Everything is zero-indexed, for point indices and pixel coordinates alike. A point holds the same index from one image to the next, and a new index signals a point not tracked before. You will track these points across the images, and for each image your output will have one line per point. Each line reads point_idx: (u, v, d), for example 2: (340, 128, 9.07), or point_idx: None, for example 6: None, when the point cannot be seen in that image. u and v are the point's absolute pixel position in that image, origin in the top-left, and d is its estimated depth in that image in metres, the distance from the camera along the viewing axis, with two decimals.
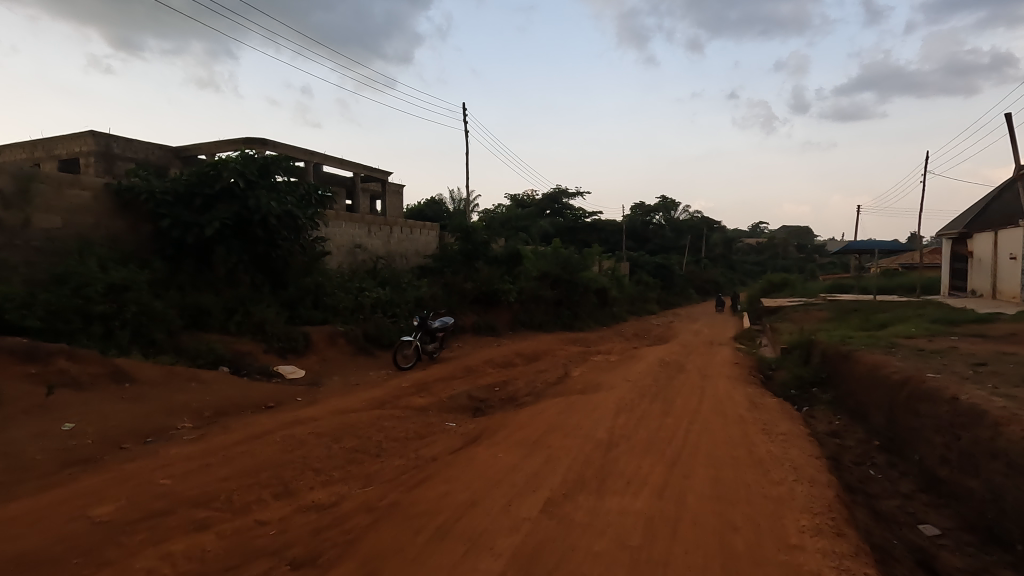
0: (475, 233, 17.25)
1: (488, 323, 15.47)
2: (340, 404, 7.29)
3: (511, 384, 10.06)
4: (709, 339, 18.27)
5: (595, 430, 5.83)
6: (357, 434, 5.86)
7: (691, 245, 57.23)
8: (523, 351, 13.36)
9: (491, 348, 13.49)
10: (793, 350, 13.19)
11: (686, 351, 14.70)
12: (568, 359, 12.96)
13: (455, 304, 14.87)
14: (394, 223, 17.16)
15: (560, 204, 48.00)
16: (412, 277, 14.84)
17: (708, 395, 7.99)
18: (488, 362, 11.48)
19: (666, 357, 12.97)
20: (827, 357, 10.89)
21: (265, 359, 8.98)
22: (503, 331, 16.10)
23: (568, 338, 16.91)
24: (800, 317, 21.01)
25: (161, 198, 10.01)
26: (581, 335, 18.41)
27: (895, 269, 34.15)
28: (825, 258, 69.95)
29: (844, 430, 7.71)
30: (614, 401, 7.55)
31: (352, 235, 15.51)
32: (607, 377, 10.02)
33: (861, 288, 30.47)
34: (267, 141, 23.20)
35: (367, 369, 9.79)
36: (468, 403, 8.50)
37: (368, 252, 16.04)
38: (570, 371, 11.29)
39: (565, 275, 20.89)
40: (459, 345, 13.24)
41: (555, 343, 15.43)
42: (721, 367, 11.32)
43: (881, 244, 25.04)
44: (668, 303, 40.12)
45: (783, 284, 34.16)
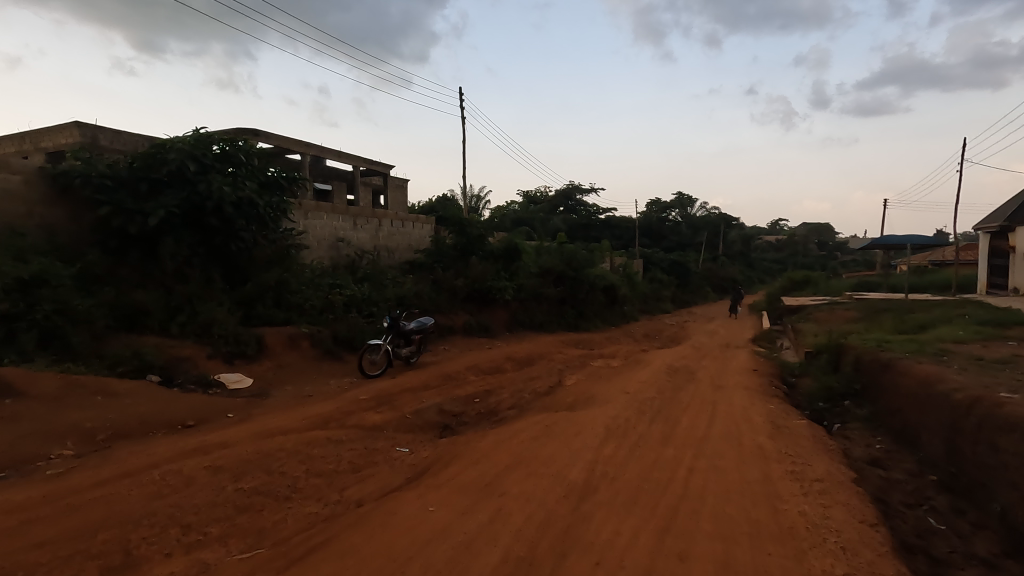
0: (469, 226, 15.94)
1: (481, 324, 14.21)
2: (274, 423, 6.10)
3: (494, 395, 8.78)
4: (726, 341, 16.79)
5: (570, 466, 4.54)
6: (269, 469, 4.64)
7: (708, 241, 55.31)
8: (515, 355, 12.08)
9: (481, 351, 12.24)
10: (820, 355, 11.70)
11: (699, 355, 13.28)
12: (565, 364, 11.65)
13: (444, 303, 13.63)
14: (383, 216, 15.98)
15: (573, 200, 46.49)
16: (398, 274, 13.63)
17: (720, 413, 6.62)
18: (472, 368, 10.22)
19: (675, 363, 11.57)
20: (861, 365, 9.43)
21: (206, 366, 7.82)
22: (498, 332, 14.84)
23: (571, 340, 15.57)
24: (826, 317, 19.38)
25: (100, 184, 8.91)
26: (585, 336, 17.06)
27: (925, 266, 32.17)
28: (849, 256, 67.34)
29: (888, 459, 6.29)
30: (604, 420, 6.23)
31: (335, 228, 14.38)
32: (603, 386, 8.70)
33: (889, 286, 28.58)
34: (259, 132, 22.26)
35: (329, 377, 8.61)
36: (436, 419, 7.26)
37: (354, 247, 14.88)
38: (564, 379, 9.97)
39: (569, 272, 19.49)
40: (445, 348, 12.01)
41: (554, 345, 14.12)
42: (739, 375, 9.89)
43: (914, 240, 23.22)
44: (683, 301, 38.47)
45: (806, 282, 32.36)
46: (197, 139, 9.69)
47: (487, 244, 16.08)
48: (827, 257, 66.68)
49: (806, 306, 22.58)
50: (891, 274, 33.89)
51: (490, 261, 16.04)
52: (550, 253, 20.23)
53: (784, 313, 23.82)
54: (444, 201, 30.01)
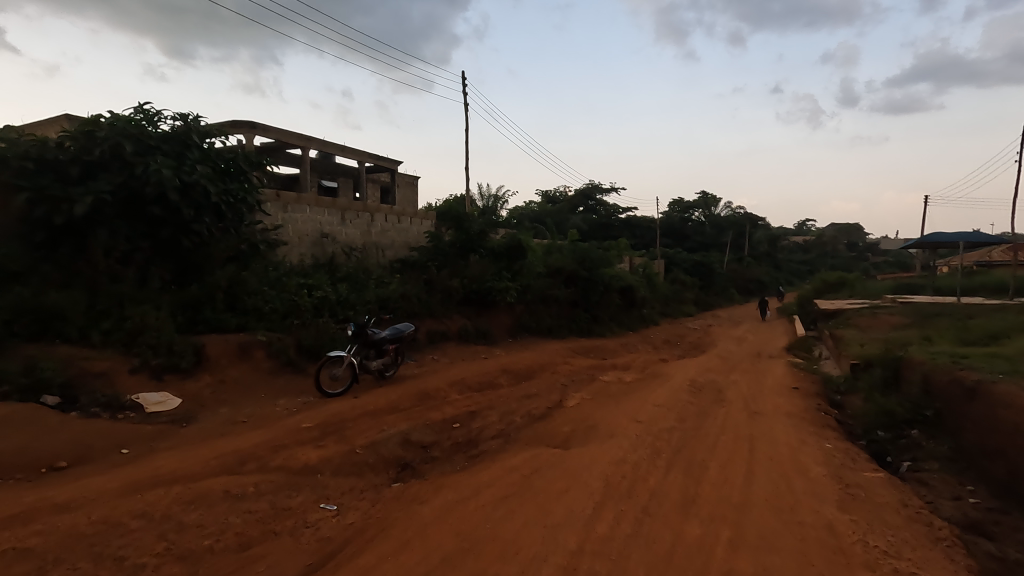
0: (467, 221, 14.45)
1: (479, 329, 12.71)
2: (172, 465, 4.69)
3: (477, 420, 7.27)
4: (756, 349, 15.00)
5: (539, 564, 3.04)
6: (104, 555, 3.20)
7: (733, 241, 52.94)
8: (514, 366, 10.55)
9: (475, 362, 10.74)
10: (874, 370, 9.90)
11: (728, 367, 11.56)
12: (571, 378, 10.08)
13: (436, 306, 12.16)
14: (376, 210, 14.64)
15: (592, 200, 44.77)
16: (385, 274, 12.23)
17: (761, 459, 5.00)
18: (459, 382, 8.73)
19: (700, 377, 9.90)
20: (932, 386, 7.65)
21: (127, 383, 6.48)
22: (499, 339, 13.32)
23: (581, 348, 13.96)
24: (868, 324, 17.39)
25: (23, 166, 7.67)
26: (598, 343, 15.44)
27: (972, 267, 29.70)
28: (883, 257, 64.09)
29: (996, 526, 4.59)
30: (605, 467, 4.70)
31: (321, 223, 13.09)
32: (611, 410, 7.13)
33: (934, 288, 26.26)
34: (254, 125, 21.35)
35: (280, 396, 7.19)
36: (395, 455, 5.79)
37: (342, 244, 13.57)
38: (566, 398, 8.41)
39: (581, 272, 17.86)
40: (433, 359, 10.54)
41: (561, 354, 12.56)
42: (778, 395, 8.19)
43: (967, 238, 20.91)
44: (707, 304, 36.45)
45: (841, 284, 30.10)
46: (141, 117, 8.42)
47: (489, 241, 14.57)
48: (859, 258, 63.59)
49: (844, 310, 20.53)
50: (934, 275, 31.34)
51: (493, 259, 14.53)
52: (561, 252, 18.60)
53: (820, 317, 21.81)
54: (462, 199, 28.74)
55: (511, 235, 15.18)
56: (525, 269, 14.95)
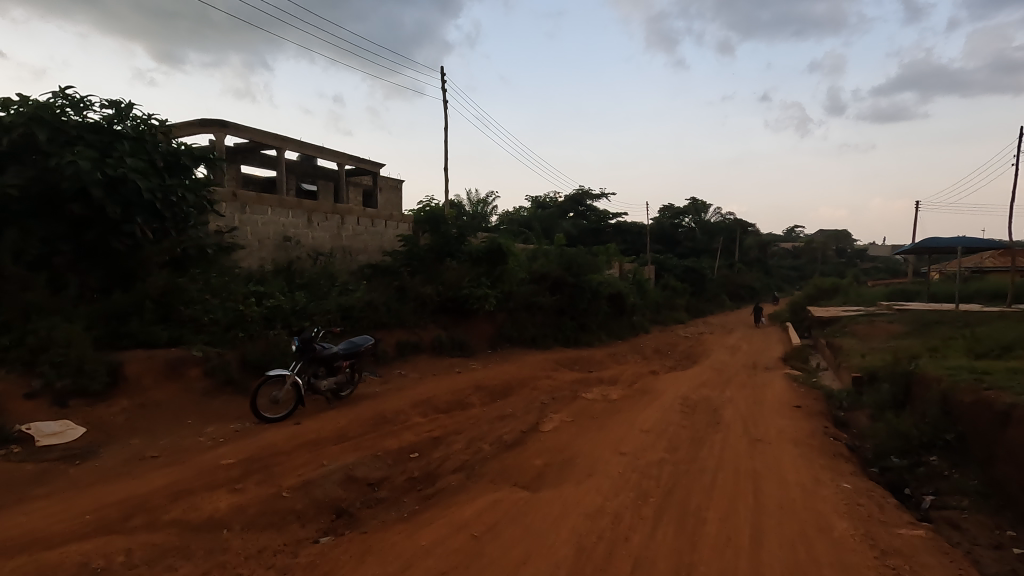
0: (447, 224, 13.41)
1: (455, 339, 11.76)
2: (31, 525, 3.71)
3: (439, 450, 6.32)
4: (752, 360, 14.16)
5: None
6: None
7: (724, 247, 52.39)
8: (489, 381, 9.60)
9: (447, 377, 9.78)
10: (882, 385, 9.05)
11: (723, 380, 10.69)
12: (552, 395, 9.15)
13: (408, 315, 11.19)
14: (346, 212, 13.70)
15: (583, 206, 44.07)
16: (352, 281, 11.28)
17: (769, 508, 4.11)
18: (424, 401, 7.78)
19: (693, 394, 9.01)
20: (954, 408, 6.79)
21: (19, 411, 5.48)
22: (478, 350, 12.38)
23: (566, 359, 13.05)
24: (867, 333, 16.62)
25: None
26: (585, 354, 14.54)
27: (966, 272, 29.14)
28: (873, 263, 63.91)
29: None
30: (577, 523, 3.80)
31: (283, 225, 12.10)
32: (593, 436, 6.22)
33: (930, 294, 25.64)
34: (227, 124, 20.45)
35: (209, 423, 6.21)
36: (332, 498, 4.84)
37: (307, 248, 12.61)
38: (543, 420, 7.48)
39: (567, 277, 16.94)
40: (401, 374, 9.57)
41: (544, 366, 11.63)
42: (780, 417, 7.32)
43: (965, 243, 20.21)
44: (699, 311, 35.71)
45: (834, 291, 29.43)
46: (63, 103, 7.47)
47: (468, 245, 13.58)
48: (849, 264, 63.38)
49: (840, 317, 19.76)
50: (928, 282, 30.75)
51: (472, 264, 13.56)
52: (545, 258, 17.68)
53: (815, 325, 21.05)
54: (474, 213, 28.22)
55: (492, 239, 14.18)
56: (506, 276, 14.02)
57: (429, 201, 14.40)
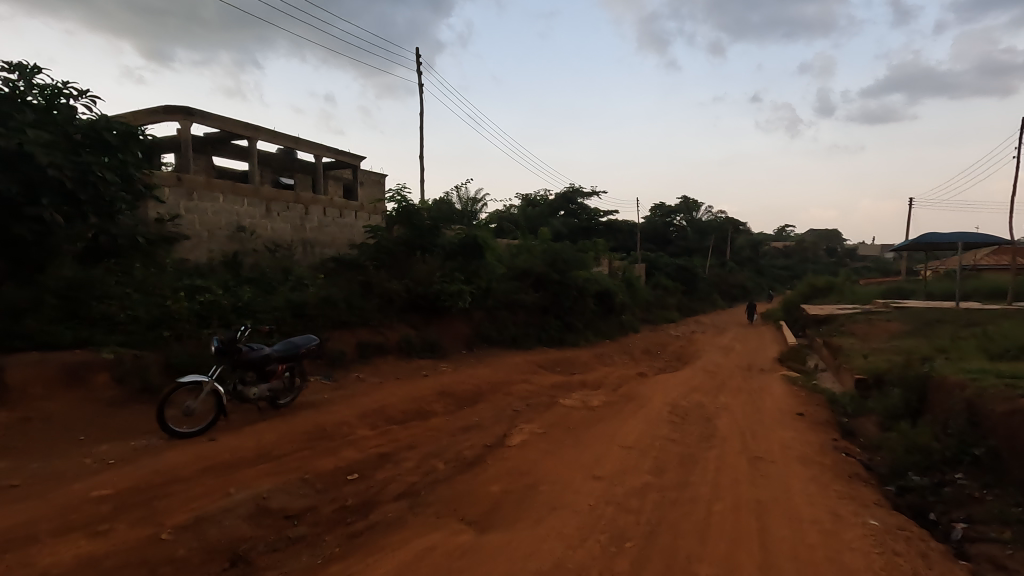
0: (421, 214, 12.30)
1: (426, 339, 10.79)
2: None
3: (384, 471, 5.35)
4: (746, 361, 13.30)
5: None
6: None
7: (716, 246, 51.70)
8: (458, 386, 8.64)
9: (411, 381, 8.80)
10: (892, 390, 8.19)
11: (716, 384, 9.78)
12: (527, 401, 8.20)
13: (372, 312, 10.20)
14: (311, 202, 12.69)
15: (574, 204, 43.17)
16: (311, 275, 10.27)
17: (783, 563, 3.17)
18: (377, 410, 6.80)
19: (683, 400, 8.10)
20: (983, 418, 5.92)
21: None
22: (451, 351, 11.42)
23: (547, 360, 12.12)
24: (866, 332, 15.80)
25: None
26: (568, 354, 13.61)
27: (962, 269, 28.53)
28: (864, 262, 63.56)
29: None
30: None
31: (238, 214, 11.10)
32: (565, 454, 5.26)
33: (927, 291, 24.96)
34: (193, 111, 19.35)
35: (108, 439, 5.20)
36: (231, 538, 3.86)
37: (265, 240, 11.60)
38: (512, 432, 6.53)
39: (551, 274, 15.99)
40: (359, 378, 8.59)
41: (523, 368, 10.69)
42: (782, 428, 6.41)
43: (966, 238, 19.46)
44: (690, 310, 34.94)
45: (829, 289, 28.70)
46: None
47: (442, 237, 12.55)
48: (840, 263, 62.97)
49: (837, 316, 18.96)
50: (923, 279, 30.11)
51: (446, 258, 12.57)
52: (526, 254, 16.69)
53: (810, 324, 20.24)
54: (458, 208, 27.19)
55: (467, 233, 13.16)
56: (482, 271, 13.00)
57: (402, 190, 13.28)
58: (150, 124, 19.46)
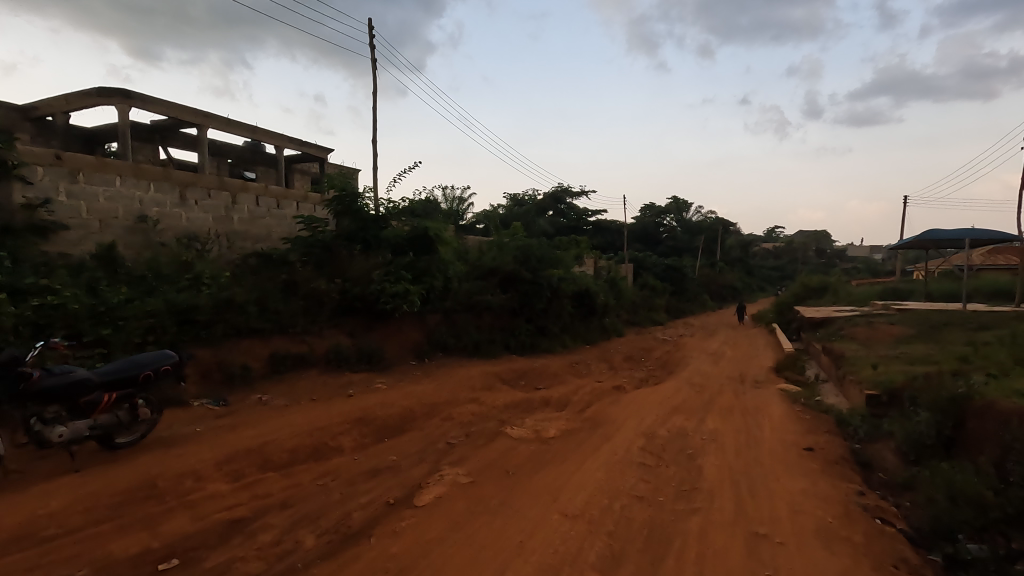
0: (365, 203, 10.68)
1: (362, 348, 9.13)
2: None
3: (222, 551, 3.69)
4: (737, 370, 11.77)
5: None
6: None
7: (706, 246, 50.47)
8: (386, 408, 6.99)
9: (329, 403, 7.12)
10: (919, 414, 6.66)
11: (703, 403, 8.20)
12: (467, 430, 6.57)
13: (293, 318, 8.52)
14: (239, 188, 11.03)
15: (563, 204, 41.70)
16: (220, 270, 8.56)
17: None
18: (256, 447, 5.15)
19: (660, 426, 6.52)
20: None
21: None
22: (396, 362, 9.76)
23: (509, 371, 10.50)
24: (869, 337, 14.36)
25: None
26: (537, 363, 12.01)
27: (960, 269, 27.34)
28: (854, 263, 62.68)
29: None
30: None
31: (141, 200, 9.39)
32: (481, 529, 3.65)
33: (925, 293, 23.69)
34: (131, 95, 17.53)
35: None
36: None
37: (177, 231, 9.89)
38: (430, 481, 4.89)
39: (522, 271, 14.35)
40: (261, 400, 6.91)
41: (477, 382, 9.06)
42: (786, 475, 4.83)
43: (972, 235, 18.13)
44: (678, 312, 33.50)
45: (824, 290, 27.34)
46: None
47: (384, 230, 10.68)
48: (830, 264, 62.05)
49: (835, 319, 17.53)
50: (921, 280, 28.90)
51: (392, 253, 10.90)
52: (494, 249, 15.02)
53: (806, 327, 18.81)
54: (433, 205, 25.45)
55: (415, 223, 11.09)
56: (435, 270, 11.15)
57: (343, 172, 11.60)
58: (84, 107, 17.57)
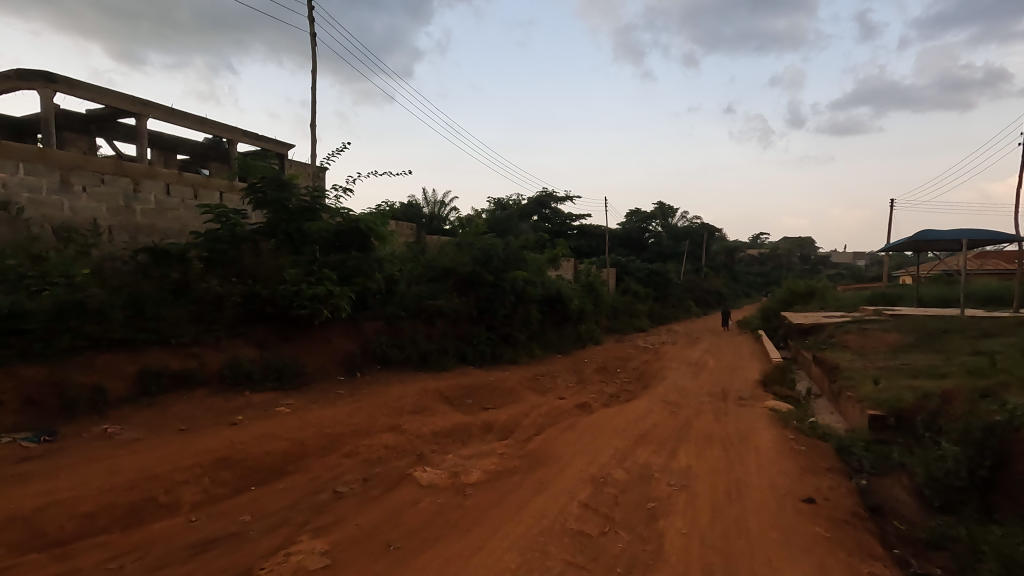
0: (287, 190, 9.08)
1: (271, 363, 7.58)
2: None
3: None
4: (720, 384, 10.39)
5: None
6: None
7: (690, 251, 49.47)
8: (270, 439, 5.42)
9: (198, 435, 5.55)
10: (945, 446, 5.27)
11: (677, 428, 6.77)
12: (368, 473, 5.05)
13: (178, 326, 6.96)
14: (142, 173, 9.46)
15: (547, 209, 40.34)
16: (87, 266, 6.95)
17: None
18: (29, 514, 3.62)
19: (618, 466, 5.05)
20: None
21: None
22: (317, 378, 8.23)
23: (456, 387, 9.02)
24: (863, 346, 13.11)
25: None
26: (494, 377, 10.54)
27: (950, 272, 26.38)
28: (838, 269, 62.20)
29: None
30: None
31: (5, 184, 7.79)
32: None
33: (917, 298, 22.62)
34: (54, 78, 15.80)
35: None
36: None
37: (55, 221, 8.29)
38: (269, 564, 3.38)
39: (483, 273, 12.88)
40: (106, 431, 5.36)
41: (410, 402, 7.55)
42: (780, 558, 3.39)
43: (969, 236, 17.03)
44: (661, 318, 32.25)
45: (811, 294, 26.19)
46: None
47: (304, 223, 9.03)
48: (815, 270, 61.48)
49: (825, 325, 16.29)
50: (910, 284, 27.92)
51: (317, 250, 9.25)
52: (453, 248, 13.53)
53: (794, 335, 17.56)
54: (406, 205, 23.78)
55: (345, 214, 9.37)
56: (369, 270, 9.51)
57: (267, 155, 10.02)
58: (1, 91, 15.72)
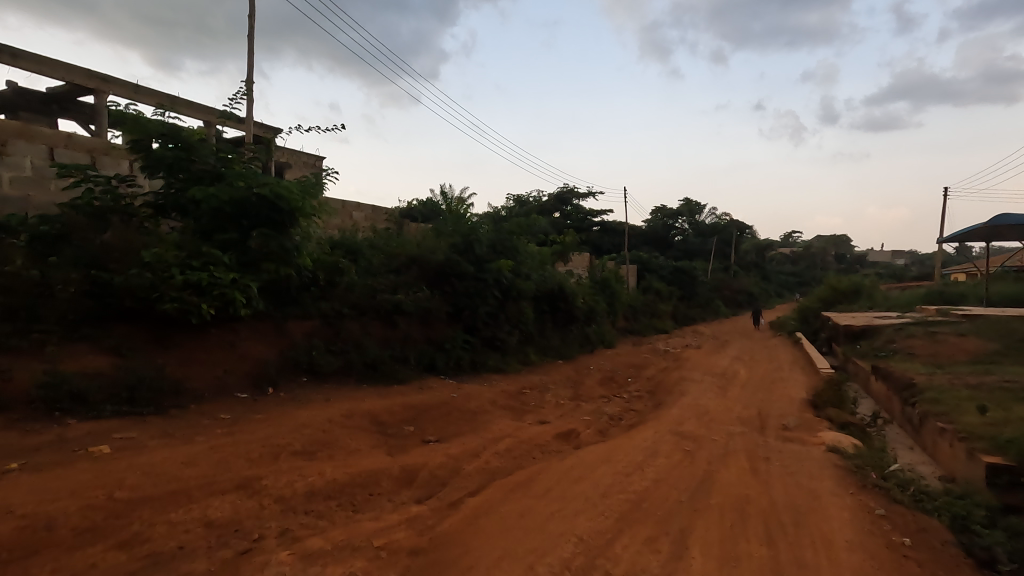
0: (186, 152, 7.00)
1: (124, 378, 5.48)
2: None
3: None
4: (756, 406, 7.94)
5: None
6: None
7: (719, 249, 46.41)
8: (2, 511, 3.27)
9: None
10: None
11: (695, 488, 4.36)
12: None
13: None
14: (12, 132, 7.36)
15: (568, 206, 37.90)
16: None
17: None
18: None
19: None
20: None
21: None
22: (203, 398, 6.10)
23: (399, 407, 6.79)
24: (936, 355, 10.41)
25: None
26: (461, 392, 8.30)
27: (1019, 268, 23.04)
28: (879, 268, 57.98)
29: None
30: None
31: None
32: None
33: (984, 297, 19.49)
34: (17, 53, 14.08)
35: None
36: None
37: None
38: None
39: (461, 263, 10.62)
40: None
41: (310, 434, 5.32)
42: None
43: None
44: (685, 319, 29.51)
45: (856, 293, 23.15)
46: None
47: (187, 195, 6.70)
48: (853, 268, 57.39)
49: (881, 328, 13.57)
50: (970, 281, 24.62)
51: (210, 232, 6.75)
52: (428, 233, 11.30)
53: (841, 339, 14.85)
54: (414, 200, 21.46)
55: (244, 181, 6.77)
56: (280, 256, 6.91)
57: (169, 111, 7.89)
58: None
